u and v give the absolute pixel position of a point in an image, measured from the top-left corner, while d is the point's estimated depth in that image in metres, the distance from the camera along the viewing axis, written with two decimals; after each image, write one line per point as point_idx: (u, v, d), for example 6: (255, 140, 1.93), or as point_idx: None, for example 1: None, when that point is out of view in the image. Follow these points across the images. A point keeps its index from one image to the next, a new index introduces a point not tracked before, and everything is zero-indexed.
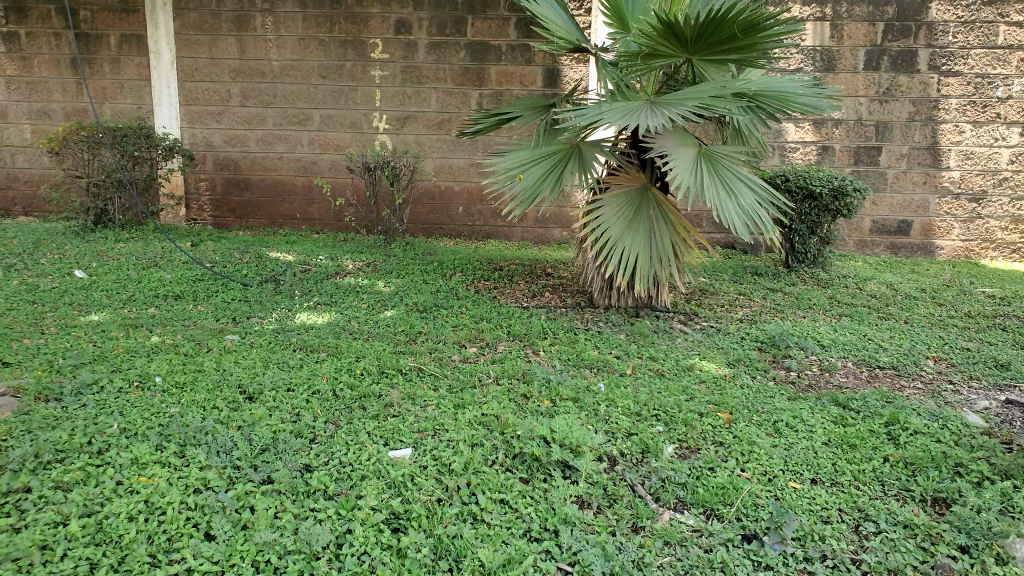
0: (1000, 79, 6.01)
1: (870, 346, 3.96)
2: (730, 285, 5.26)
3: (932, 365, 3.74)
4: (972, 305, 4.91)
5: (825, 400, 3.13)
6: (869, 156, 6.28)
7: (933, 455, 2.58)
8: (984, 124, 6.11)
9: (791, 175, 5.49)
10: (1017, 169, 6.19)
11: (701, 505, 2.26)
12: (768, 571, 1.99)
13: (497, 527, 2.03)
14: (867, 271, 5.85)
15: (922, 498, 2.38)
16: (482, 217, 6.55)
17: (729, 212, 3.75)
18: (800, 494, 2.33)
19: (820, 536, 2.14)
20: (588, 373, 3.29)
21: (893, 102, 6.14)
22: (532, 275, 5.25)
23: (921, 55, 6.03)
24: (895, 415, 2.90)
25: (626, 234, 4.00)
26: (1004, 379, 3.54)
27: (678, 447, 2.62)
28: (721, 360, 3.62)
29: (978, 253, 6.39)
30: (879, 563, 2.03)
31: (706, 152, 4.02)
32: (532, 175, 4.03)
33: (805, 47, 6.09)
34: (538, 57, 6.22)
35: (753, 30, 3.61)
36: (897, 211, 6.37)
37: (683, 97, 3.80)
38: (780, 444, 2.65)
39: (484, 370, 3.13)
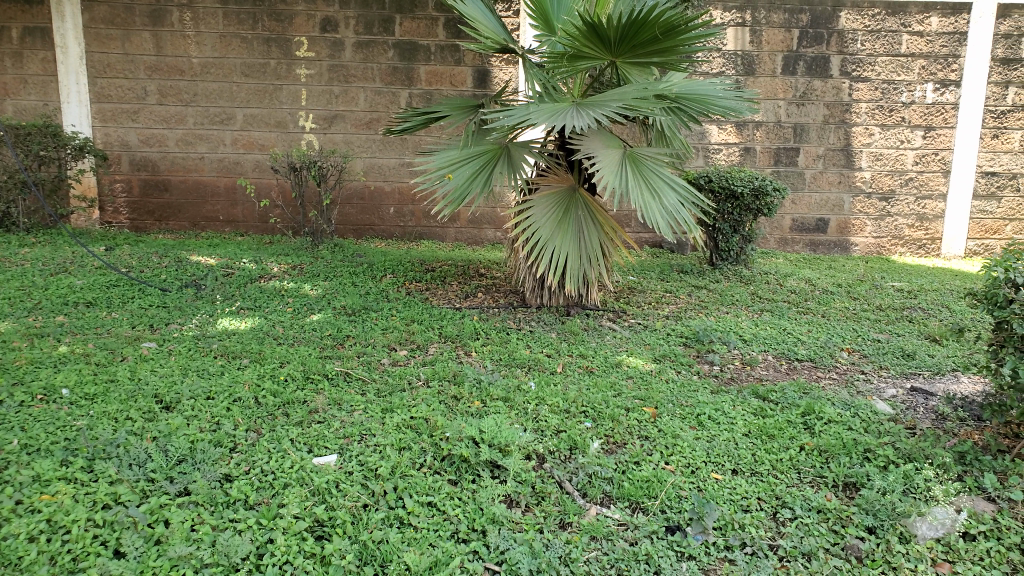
0: (905, 85, 6.31)
1: (789, 340, 4.10)
2: (658, 283, 5.37)
3: (847, 357, 3.91)
4: (883, 299, 5.14)
5: (745, 393, 3.23)
6: (788, 157, 6.49)
7: (845, 443, 2.69)
8: (892, 127, 6.41)
9: (715, 175, 5.63)
10: (923, 169, 6.51)
11: (626, 499, 2.30)
12: (691, 561, 2.04)
13: (425, 530, 2.02)
14: (786, 268, 6.05)
15: (834, 483, 2.48)
16: (414, 217, 6.51)
17: (653, 212, 3.83)
18: (721, 485, 2.40)
19: (740, 524, 2.20)
20: (519, 372, 3.30)
21: (809, 105, 6.37)
22: (465, 276, 5.24)
23: (833, 61, 6.27)
24: (811, 406, 3.01)
25: (556, 234, 4.02)
26: (911, 368, 3.72)
27: (605, 442, 2.66)
28: (648, 356, 3.70)
29: (890, 249, 6.70)
30: (795, 548, 2.12)
31: (632, 153, 4.10)
32: (462, 175, 4.01)
33: (726, 52, 6.26)
34: (468, 57, 6.22)
35: (675, 32, 3.69)
36: (814, 210, 6.61)
37: (608, 98, 3.86)
38: (702, 437, 2.72)
39: (413, 373, 3.11)
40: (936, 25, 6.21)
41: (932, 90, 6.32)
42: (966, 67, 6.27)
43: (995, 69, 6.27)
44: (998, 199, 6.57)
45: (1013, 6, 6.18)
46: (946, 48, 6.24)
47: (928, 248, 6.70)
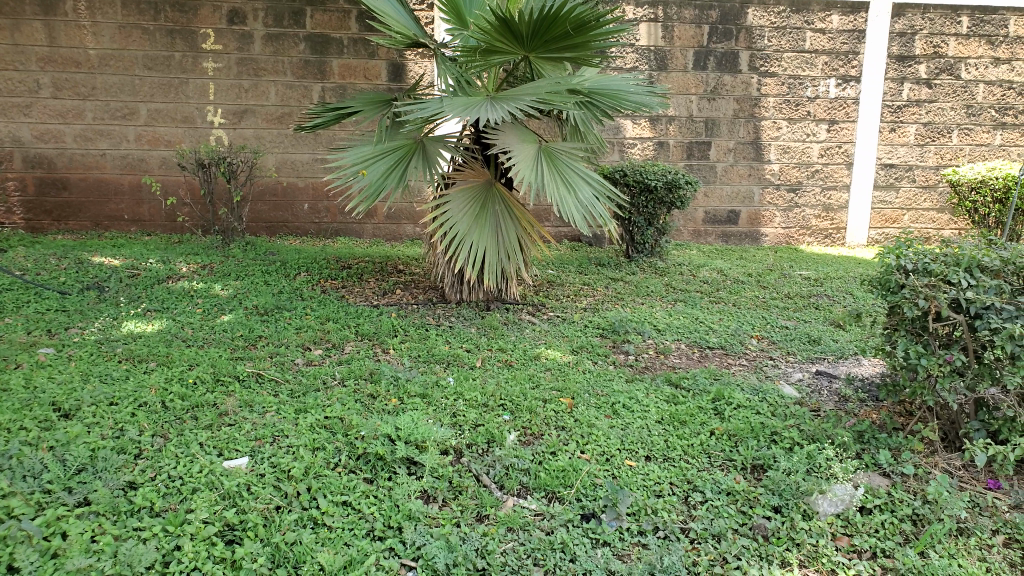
0: (809, 80, 6.60)
1: (701, 329, 4.24)
2: (576, 276, 5.45)
3: (756, 344, 4.07)
4: (791, 287, 5.37)
5: (659, 380, 3.33)
6: (700, 151, 6.69)
7: (753, 426, 2.81)
8: (798, 121, 6.69)
9: (629, 169, 5.75)
10: (827, 161, 6.82)
11: (543, 489, 2.34)
12: (606, 547, 2.09)
13: (339, 530, 2.01)
14: (700, 259, 6.24)
15: (743, 466, 2.58)
16: (329, 214, 6.40)
17: (569, 206, 3.89)
18: (634, 471, 2.47)
19: (653, 509, 2.27)
20: (438, 369, 3.30)
21: (719, 100, 6.58)
22: (383, 272, 5.19)
23: (742, 57, 6.49)
24: (720, 392, 3.13)
25: (474, 228, 4.03)
26: (816, 353, 3.91)
27: (523, 434, 2.70)
28: (566, 348, 3.76)
29: (797, 239, 7.00)
30: (705, 530, 2.20)
31: (547, 148, 4.15)
32: (375, 171, 3.96)
33: (639, 47, 6.40)
34: (382, 51, 6.15)
35: (585, 29, 3.76)
36: (726, 202, 6.84)
37: (521, 94, 3.89)
38: (617, 426, 2.80)
39: (328, 372, 3.07)
40: (836, 23, 6.51)
41: (834, 86, 6.63)
42: (865, 63, 6.59)
43: (891, 66, 6.61)
44: (896, 190, 6.94)
45: (907, 6, 6.51)
46: (846, 45, 6.56)
47: (834, 237, 7.03)
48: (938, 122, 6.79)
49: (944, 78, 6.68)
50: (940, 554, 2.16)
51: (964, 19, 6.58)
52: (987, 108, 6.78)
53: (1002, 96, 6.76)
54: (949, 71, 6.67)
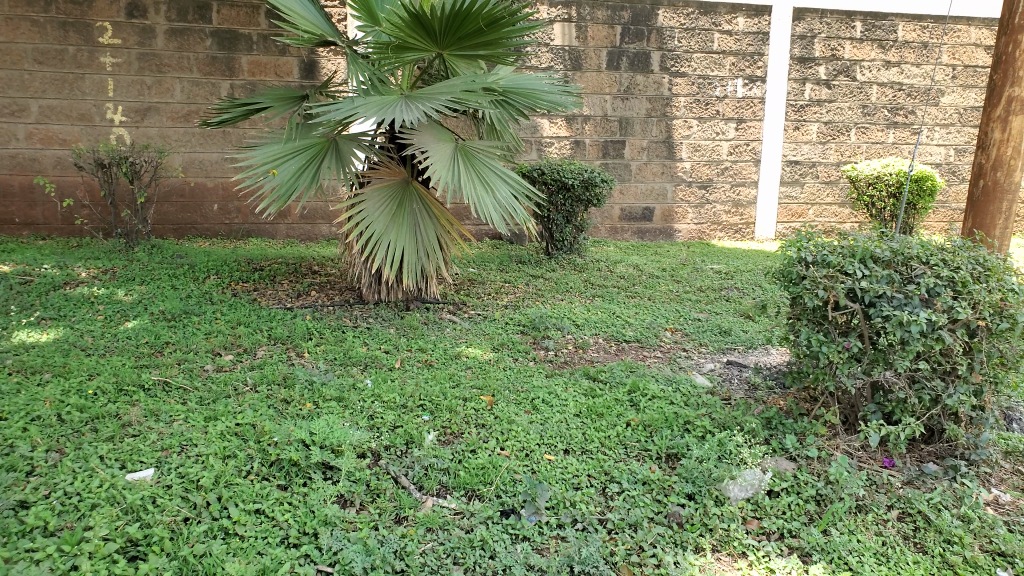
0: (718, 80, 6.81)
1: (619, 323, 4.32)
2: (496, 274, 5.47)
3: (670, 336, 4.18)
4: (704, 280, 5.53)
5: (578, 374, 3.38)
6: (615, 149, 6.82)
7: (667, 417, 2.88)
8: (707, 120, 6.89)
9: (547, 168, 5.79)
10: (736, 159, 7.06)
11: (462, 488, 2.34)
12: (526, 542, 2.11)
13: (252, 539, 1.96)
14: (616, 255, 6.36)
15: (658, 455, 2.65)
16: (240, 215, 6.22)
17: (487, 205, 3.90)
18: (553, 465, 2.50)
19: (571, 502, 2.30)
20: (355, 371, 3.25)
21: (633, 100, 6.72)
22: (297, 273, 5.09)
23: (653, 57, 6.64)
24: (636, 384, 3.20)
25: (391, 228, 3.99)
26: (727, 344, 4.04)
27: (442, 433, 2.69)
28: (487, 346, 3.76)
29: (709, 234, 7.22)
30: (622, 520, 2.24)
31: (463, 146, 4.14)
32: (287, 170, 3.87)
33: (553, 47, 6.47)
34: (293, 48, 6.01)
35: (498, 25, 3.77)
36: (641, 199, 6.99)
37: (436, 91, 3.87)
38: (536, 421, 2.82)
39: (239, 378, 2.98)
40: (742, 25, 6.74)
41: (741, 86, 6.86)
42: (770, 64, 6.85)
43: (793, 67, 6.89)
44: (801, 185, 7.26)
45: (806, 10, 6.80)
46: (752, 47, 6.79)
47: (743, 232, 7.29)
48: (837, 121, 7.12)
49: (841, 79, 7.02)
50: (841, 531, 2.27)
51: (858, 23, 6.92)
52: (880, 108, 7.17)
53: (894, 97, 7.17)
54: (846, 73, 7.01)
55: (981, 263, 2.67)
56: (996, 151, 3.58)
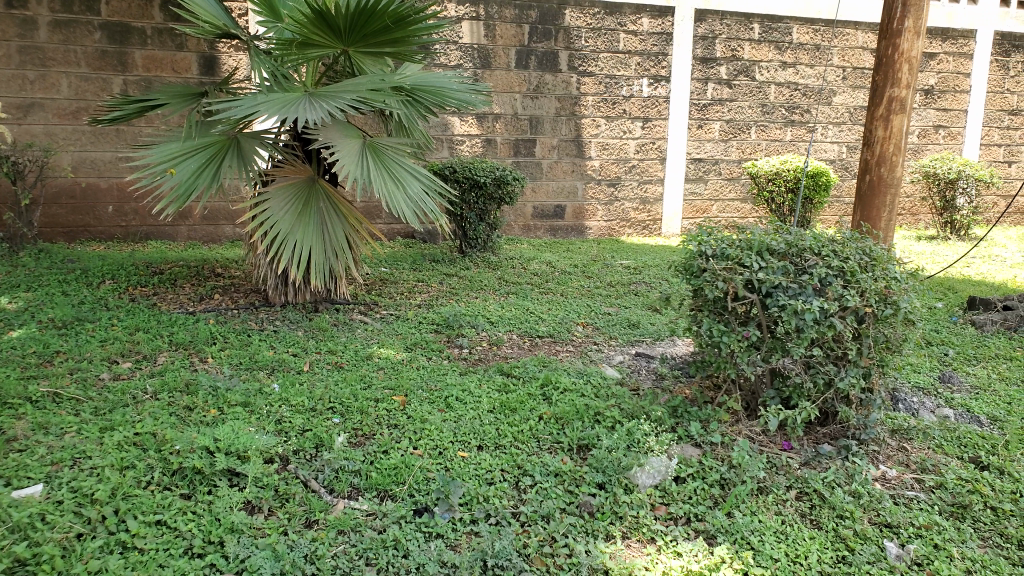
0: (624, 80, 6.95)
1: (532, 319, 4.37)
2: (409, 273, 5.43)
3: (582, 330, 4.26)
4: (614, 276, 5.65)
5: (492, 371, 3.40)
6: (526, 148, 6.88)
7: (578, 409, 2.94)
8: (615, 119, 7.03)
9: (459, 166, 5.79)
10: (642, 157, 7.24)
11: (374, 489, 2.33)
12: (439, 539, 2.12)
13: (153, 552, 1.89)
14: (529, 252, 6.42)
15: (570, 447, 2.70)
16: (137, 217, 5.96)
17: (398, 201, 3.87)
18: (467, 462, 2.51)
19: (485, 497, 2.32)
20: (262, 375, 3.17)
21: (542, 99, 6.79)
22: (199, 276, 4.92)
23: (561, 56, 6.72)
24: (548, 377, 3.25)
25: (297, 228, 3.91)
26: (636, 336, 4.16)
27: (353, 435, 2.66)
28: (399, 346, 3.74)
29: (619, 231, 7.39)
30: (535, 512, 2.28)
31: (371, 143, 4.10)
32: (185, 169, 3.72)
33: (462, 45, 6.47)
34: (190, 42, 5.80)
35: (405, 23, 3.77)
36: (552, 197, 7.08)
37: (341, 88, 3.81)
38: (450, 418, 2.83)
39: (137, 387, 2.86)
40: (647, 25, 6.89)
41: (647, 85, 7.03)
42: (674, 64, 7.04)
43: (696, 67, 7.12)
44: (704, 182, 7.52)
45: (707, 13, 7.03)
46: (656, 47, 6.96)
47: (651, 228, 7.49)
48: (737, 120, 7.41)
49: (741, 79, 7.30)
50: (744, 512, 2.37)
51: (756, 25, 7.21)
52: (777, 107, 7.51)
53: (790, 97, 7.52)
54: (745, 73, 7.29)
55: (867, 254, 2.83)
56: (879, 148, 3.81)
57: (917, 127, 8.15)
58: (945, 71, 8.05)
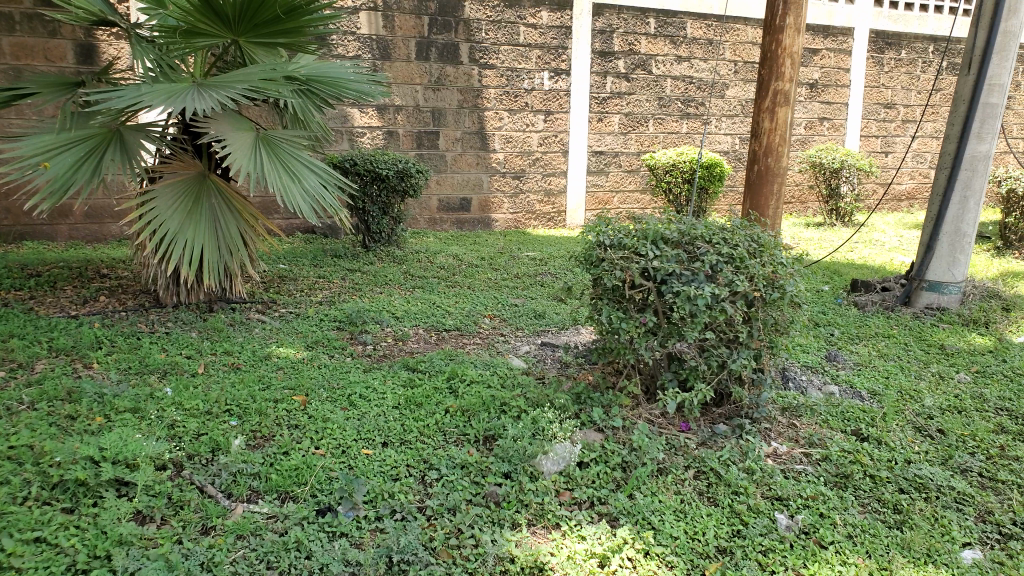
0: (525, 73, 6.99)
1: (438, 313, 4.35)
2: (309, 269, 5.30)
3: (489, 322, 4.28)
4: (520, 267, 5.70)
5: (397, 366, 3.37)
6: (428, 140, 6.83)
7: (483, 400, 2.96)
8: (517, 111, 7.07)
9: (359, 158, 5.67)
10: (545, 150, 7.31)
11: (275, 491, 2.28)
12: (343, 538, 2.09)
13: (32, 571, 1.78)
14: (434, 245, 6.39)
15: (476, 439, 2.71)
16: (10, 216, 5.58)
17: (294, 196, 3.77)
18: (371, 459, 2.48)
19: (389, 493, 2.31)
20: (153, 379, 3.03)
21: (444, 91, 6.75)
22: (82, 278, 4.65)
23: (461, 48, 6.70)
24: (454, 370, 3.25)
25: (187, 226, 3.75)
26: (542, 326, 4.21)
27: (251, 438, 2.58)
28: (300, 345, 3.65)
29: (524, 223, 7.46)
30: (440, 505, 2.28)
31: (265, 135, 3.96)
32: (61, 164, 3.46)
33: (360, 36, 6.35)
34: (64, 30, 5.45)
35: (296, 13, 3.70)
36: (456, 190, 7.08)
37: (230, 79, 3.66)
38: (353, 416, 2.79)
39: (13, 397, 2.68)
40: (546, 19, 6.94)
41: (548, 78, 7.09)
42: (573, 58, 7.13)
43: (595, 61, 7.24)
44: (606, 174, 7.67)
45: (605, 6, 7.14)
46: (556, 40, 7.02)
47: (556, 220, 7.59)
48: (636, 113, 7.59)
49: (638, 73, 7.48)
50: (644, 494, 2.45)
51: (651, 20, 7.38)
52: (673, 100, 7.74)
53: (685, 90, 7.76)
54: (642, 67, 7.47)
55: (756, 240, 2.96)
56: (766, 139, 3.99)
57: (803, 119, 8.57)
58: (828, 66, 8.47)
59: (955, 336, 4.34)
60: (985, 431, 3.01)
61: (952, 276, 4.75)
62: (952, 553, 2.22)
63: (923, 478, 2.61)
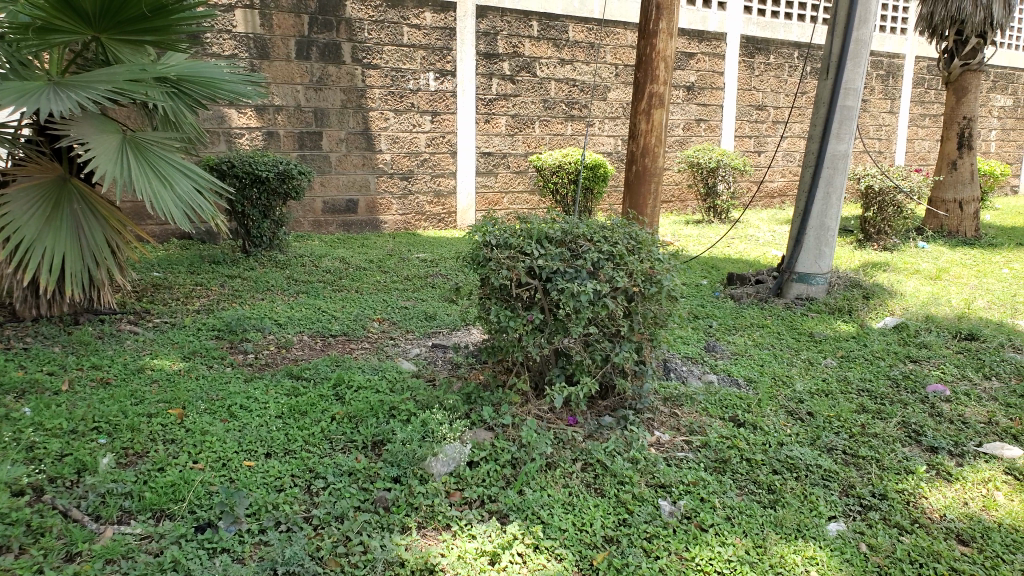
0: (411, 73, 6.93)
1: (324, 318, 4.26)
2: (186, 277, 5.07)
3: (378, 325, 4.23)
4: (410, 269, 5.66)
5: (280, 375, 3.27)
6: (311, 141, 6.67)
7: (371, 406, 2.92)
8: (403, 112, 7.00)
9: (237, 160, 5.45)
10: (433, 151, 7.28)
11: (149, 510, 2.17)
12: (225, 554, 2.01)
13: None
14: (320, 249, 6.24)
15: (364, 445, 2.67)
16: None
17: (164, 202, 3.59)
18: (253, 471, 2.41)
19: (274, 505, 2.24)
20: (9, 400, 2.81)
21: (326, 91, 6.61)
22: None
23: (344, 48, 6.57)
24: (340, 377, 3.19)
25: (46, 232, 3.49)
26: (432, 328, 4.20)
27: (122, 456, 2.45)
28: (176, 356, 3.48)
29: (414, 224, 7.41)
30: (328, 514, 2.23)
31: (133, 138, 3.75)
32: None
33: (236, 34, 6.14)
34: None
35: (164, 11, 3.56)
36: (342, 191, 6.95)
37: (92, 79, 3.44)
38: (233, 428, 2.69)
39: None
40: (430, 20, 6.92)
41: (433, 79, 7.06)
42: (458, 59, 7.13)
43: (480, 62, 7.28)
44: (494, 175, 7.73)
45: (488, 8, 7.19)
46: (440, 41, 7.00)
47: (446, 221, 7.57)
48: (522, 115, 7.68)
49: (523, 75, 7.58)
50: (533, 488, 2.48)
51: (534, 23, 7.49)
52: (558, 102, 7.88)
53: (569, 92, 7.92)
54: (526, 69, 7.57)
55: (635, 238, 3.06)
56: (643, 140, 4.12)
57: (681, 120, 8.92)
58: (703, 69, 8.85)
59: (822, 323, 4.64)
60: (848, 411, 3.23)
61: (818, 267, 5.09)
62: (819, 527, 2.37)
63: (792, 459, 2.78)
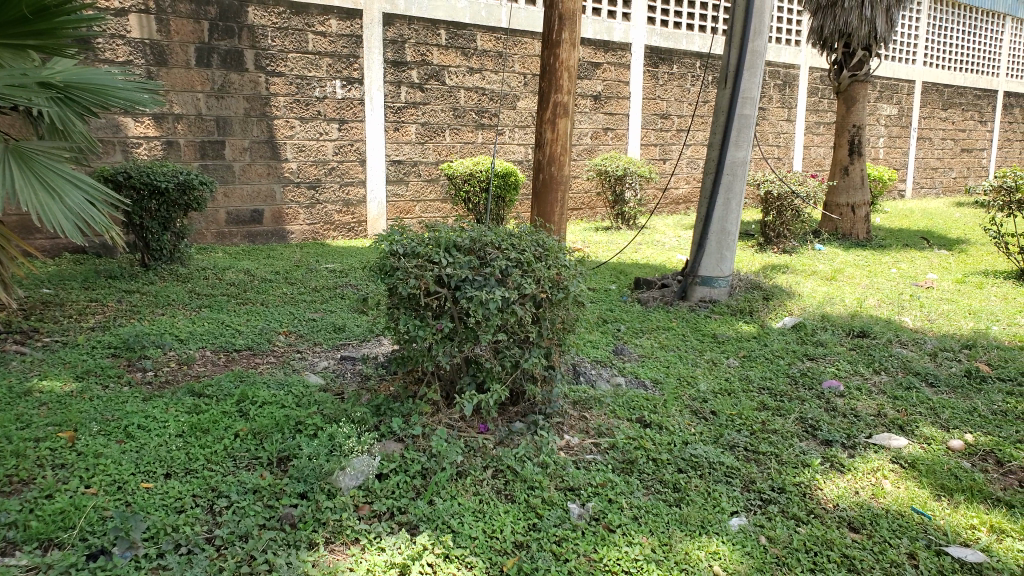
0: (317, 81, 6.82)
1: (227, 332, 4.13)
2: (79, 293, 4.82)
3: (284, 339, 4.13)
4: (319, 280, 5.55)
5: (181, 393, 3.15)
6: (213, 150, 6.47)
7: (277, 421, 2.85)
8: (309, 120, 6.87)
9: (133, 170, 5.23)
10: (341, 159, 7.16)
11: (35, 540, 2.05)
12: None
13: None
14: (223, 261, 6.04)
15: (269, 461, 2.61)
16: None
17: (53, 214, 3.41)
18: (151, 493, 2.31)
19: (173, 527, 2.16)
20: None
21: (228, 99, 6.42)
22: None
23: (247, 55, 6.41)
24: (244, 393, 3.10)
25: None
26: (342, 340, 4.13)
27: (5, 484, 2.30)
28: (68, 376, 3.31)
29: (323, 234, 7.26)
30: (231, 534, 2.16)
31: (17, 147, 3.54)
32: None
33: (131, 40, 5.91)
34: None
35: (48, 14, 3.40)
36: (247, 202, 6.76)
37: None
38: (129, 449, 2.57)
39: None
40: (335, 27, 6.82)
41: (340, 87, 6.96)
42: (365, 66, 7.06)
43: (388, 70, 7.23)
44: (405, 184, 7.67)
45: (395, 17, 7.16)
46: (347, 49, 6.92)
47: (356, 230, 7.46)
48: (432, 123, 7.67)
49: (432, 83, 7.57)
50: (444, 498, 2.48)
51: (443, 31, 7.51)
52: (468, 111, 7.91)
53: (479, 101, 7.96)
54: (436, 77, 7.58)
55: (541, 245, 3.10)
56: (550, 148, 4.19)
57: (589, 129, 9.10)
58: (609, 79, 9.07)
59: (725, 324, 4.82)
60: (750, 409, 3.37)
61: (720, 270, 5.29)
62: (722, 522, 2.46)
63: (697, 457, 2.87)
